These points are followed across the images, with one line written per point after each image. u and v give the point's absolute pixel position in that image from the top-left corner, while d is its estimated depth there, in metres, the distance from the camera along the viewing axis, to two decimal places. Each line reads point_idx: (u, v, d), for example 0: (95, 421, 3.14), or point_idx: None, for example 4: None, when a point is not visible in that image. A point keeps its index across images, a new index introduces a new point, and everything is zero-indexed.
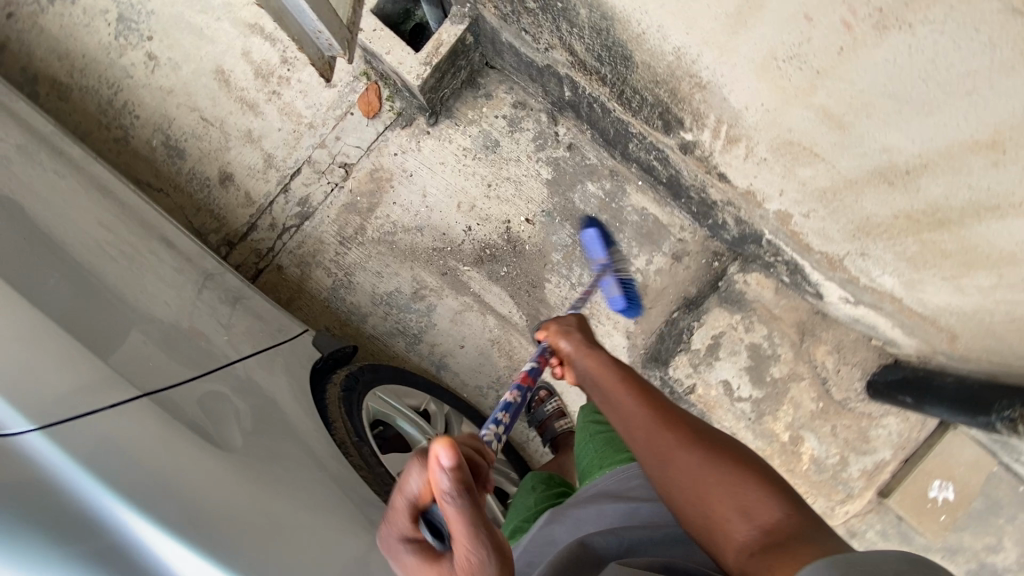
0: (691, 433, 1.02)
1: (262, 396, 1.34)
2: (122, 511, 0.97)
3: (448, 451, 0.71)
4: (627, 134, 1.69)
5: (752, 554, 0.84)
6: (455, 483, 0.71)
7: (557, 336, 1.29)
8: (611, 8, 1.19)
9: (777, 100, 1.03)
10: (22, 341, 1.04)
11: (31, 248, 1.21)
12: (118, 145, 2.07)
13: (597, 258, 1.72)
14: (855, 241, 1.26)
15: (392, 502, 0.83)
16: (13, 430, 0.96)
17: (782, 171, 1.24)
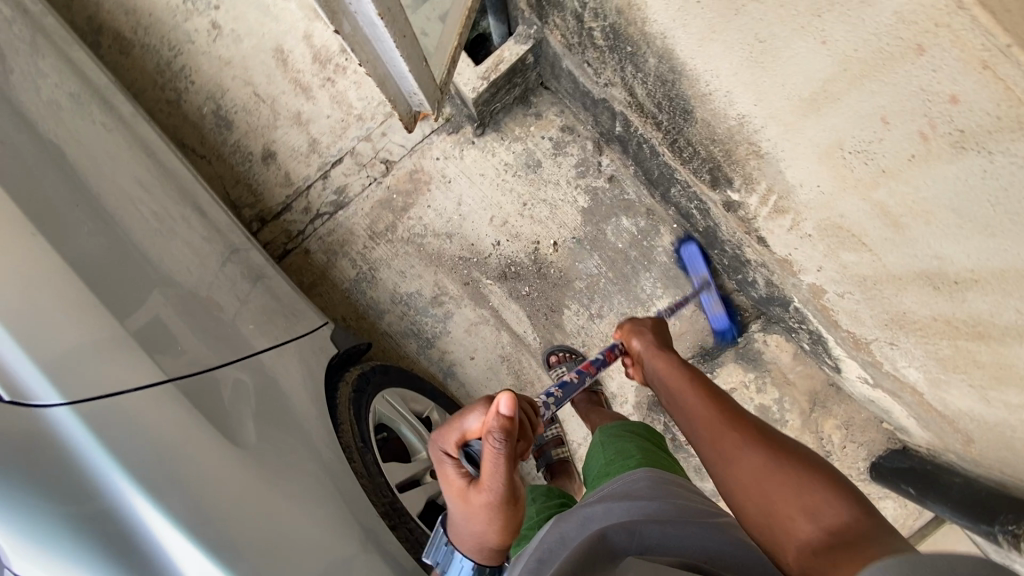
0: (758, 436, 1.08)
1: (273, 387, 1.27)
2: (126, 489, 0.93)
3: (508, 404, 0.90)
4: (671, 178, 1.67)
5: (813, 547, 0.85)
6: (502, 431, 0.90)
7: (631, 335, 1.49)
8: (683, 63, 1.18)
9: (836, 186, 1.02)
10: (40, 284, 0.97)
11: (62, 182, 1.13)
12: (170, 107, 2.09)
13: (699, 275, 1.92)
14: (886, 330, 1.25)
15: (451, 422, 1.07)
16: (23, 376, 0.91)
17: (824, 250, 1.23)
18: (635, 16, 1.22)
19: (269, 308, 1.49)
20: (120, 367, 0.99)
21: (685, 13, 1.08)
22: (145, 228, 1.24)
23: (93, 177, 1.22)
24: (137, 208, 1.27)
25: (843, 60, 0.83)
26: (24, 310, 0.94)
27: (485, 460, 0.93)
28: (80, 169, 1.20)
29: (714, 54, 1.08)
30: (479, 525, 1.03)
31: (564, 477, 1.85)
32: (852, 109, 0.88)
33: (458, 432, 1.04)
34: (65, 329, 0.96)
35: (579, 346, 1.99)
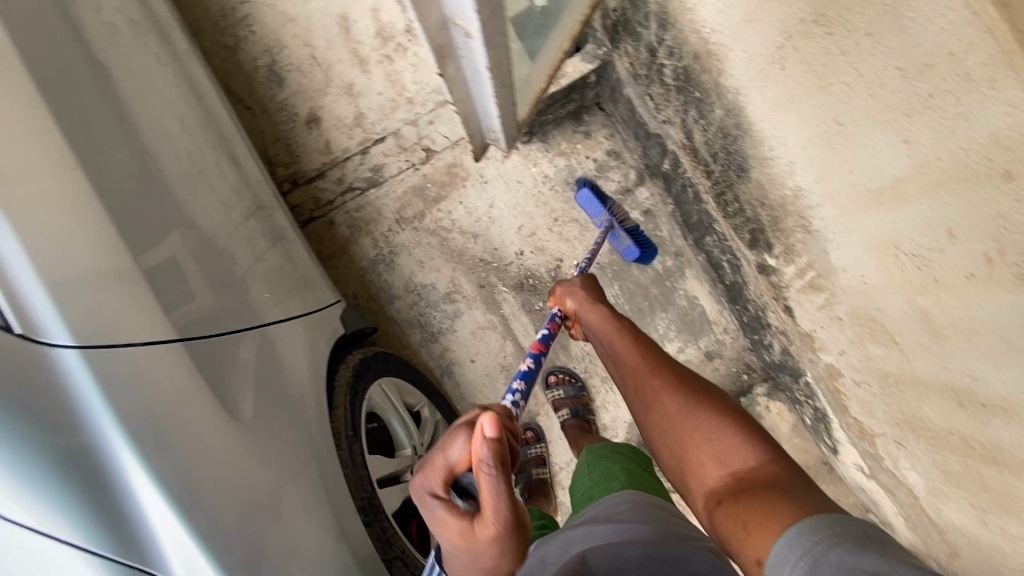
0: (678, 381, 1.01)
1: (275, 353, 1.20)
2: (107, 430, 0.84)
3: (491, 424, 0.80)
4: (709, 227, 1.65)
5: (720, 499, 0.84)
6: (494, 453, 0.81)
7: (562, 295, 1.37)
8: (750, 123, 1.16)
9: (881, 281, 1.00)
10: (59, 204, 0.92)
11: (98, 100, 1.08)
12: (225, 52, 2.07)
13: (597, 218, 1.82)
14: (896, 429, 1.22)
15: (430, 458, 0.93)
16: (26, 292, 0.85)
17: (852, 337, 1.21)
18: (712, 65, 1.19)
19: (285, 273, 1.47)
20: (126, 301, 0.92)
21: (764, 77, 1.06)
22: (176, 169, 1.21)
23: (134, 109, 1.17)
24: (175, 152, 1.24)
25: (921, 165, 0.83)
26: (27, 238, 0.87)
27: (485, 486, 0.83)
28: (124, 99, 1.16)
29: (785, 123, 1.06)
30: (488, 568, 0.91)
31: (542, 497, 1.84)
32: (919, 213, 0.86)
33: (445, 466, 0.91)
34: (68, 261, 0.89)
35: (579, 371, 1.97)
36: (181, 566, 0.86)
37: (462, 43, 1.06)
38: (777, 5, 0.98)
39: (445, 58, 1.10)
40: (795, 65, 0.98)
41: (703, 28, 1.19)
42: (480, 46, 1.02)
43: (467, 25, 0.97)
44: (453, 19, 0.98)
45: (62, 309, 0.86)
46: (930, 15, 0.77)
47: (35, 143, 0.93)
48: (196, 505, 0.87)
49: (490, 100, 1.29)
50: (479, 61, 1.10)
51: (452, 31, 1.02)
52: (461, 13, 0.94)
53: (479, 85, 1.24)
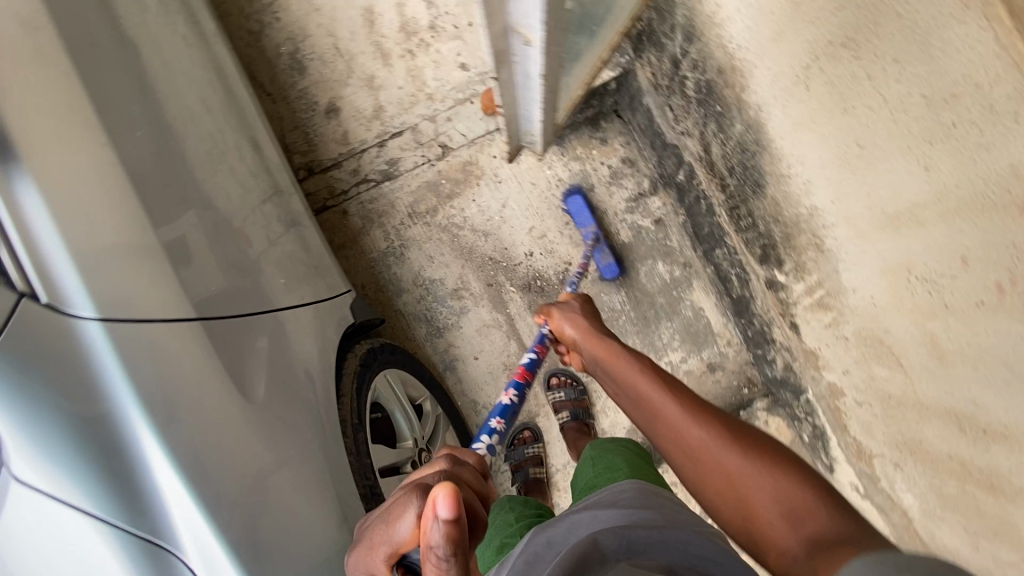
0: (722, 426, 0.91)
1: (287, 338, 1.19)
2: (122, 400, 0.85)
3: (446, 502, 0.60)
4: (720, 239, 1.65)
5: (798, 563, 0.72)
6: (446, 535, 0.60)
7: (560, 323, 1.29)
8: (771, 140, 1.18)
9: (891, 303, 1.01)
10: (86, 177, 0.93)
11: (128, 75, 1.09)
12: (250, 38, 2.09)
13: (585, 224, 1.95)
14: (895, 451, 1.23)
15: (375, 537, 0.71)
16: (50, 261, 0.87)
17: (857, 357, 1.22)
18: (736, 80, 1.21)
19: (299, 259, 1.48)
20: (145, 276, 0.93)
21: (789, 96, 1.07)
22: (199, 149, 1.22)
23: (160, 89, 1.18)
24: (198, 133, 1.25)
25: (939, 192, 0.83)
26: (56, 210, 0.88)
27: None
28: (152, 77, 1.17)
29: (806, 142, 1.07)
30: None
31: (538, 497, 1.86)
32: (934, 238, 0.87)
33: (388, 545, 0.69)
34: (94, 234, 0.90)
35: (581, 375, 1.98)
36: (189, 541, 0.86)
37: (519, 48, 1.14)
38: (806, 27, 0.98)
39: (502, 63, 1.18)
40: (820, 87, 0.99)
41: (729, 43, 1.19)
42: (541, 53, 1.10)
43: (530, 34, 1.05)
44: (516, 28, 1.06)
45: (84, 280, 0.87)
46: (960, 45, 0.75)
47: (67, 114, 0.94)
48: (206, 481, 0.88)
49: (538, 102, 1.37)
50: (536, 66, 1.17)
51: (512, 38, 1.11)
52: (525, 21, 1.02)
53: (530, 87, 1.32)
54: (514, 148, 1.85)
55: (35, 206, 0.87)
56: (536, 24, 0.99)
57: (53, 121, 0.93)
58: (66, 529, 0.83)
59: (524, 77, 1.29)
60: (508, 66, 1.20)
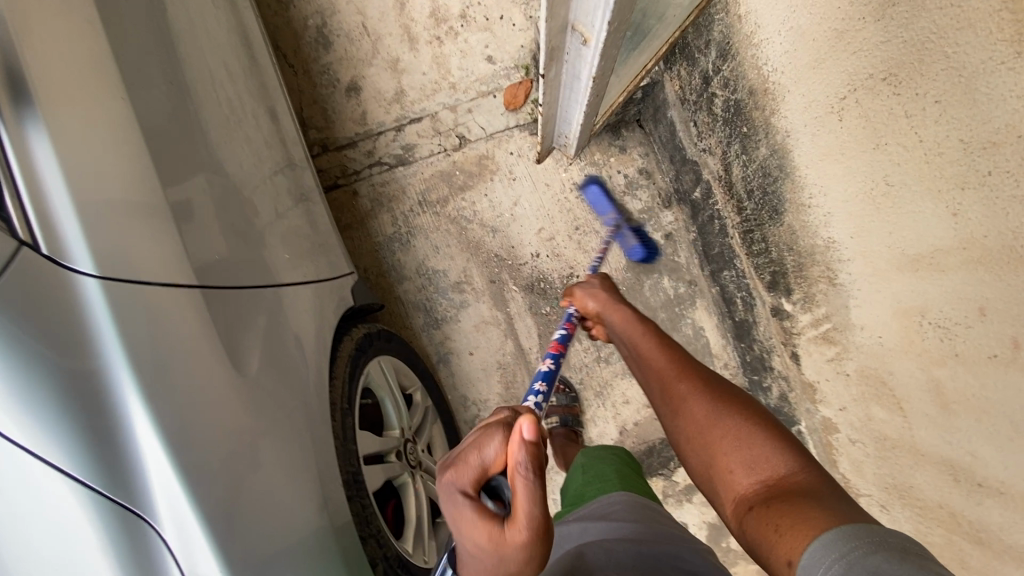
0: (705, 384, 0.99)
1: (285, 313, 1.17)
2: (113, 359, 0.83)
3: (531, 427, 0.75)
4: (729, 261, 1.60)
5: (749, 505, 0.82)
6: (533, 454, 0.75)
7: (584, 299, 1.33)
8: (795, 167, 1.16)
9: (899, 345, 1.00)
10: (99, 130, 0.91)
11: (151, 31, 1.07)
12: (277, 6, 2.07)
13: (618, 218, 1.91)
14: (882, 493, 1.22)
15: (461, 454, 0.81)
16: (55, 212, 0.84)
17: (856, 395, 1.21)
18: (766, 103, 1.19)
19: (304, 235, 1.46)
20: (149, 237, 0.92)
21: (820, 125, 1.05)
22: (215, 112, 1.19)
23: (183, 49, 1.16)
24: (216, 96, 1.23)
25: (964, 239, 0.82)
26: (66, 160, 0.86)
27: (520, 491, 0.75)
28: (175, 36, 1.14)
29: (831, 174, 1.06)
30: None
31: None
32: (952, 284, 0.86)
33: (477, 465, 0.80)
34: (101, 189, 0.88)
35: (574, 382, 1.96)
36: (168, 510, 0.84)
37: (573, 47, 1.22)
38: (847, 57, 0.96)
39: (552, 63, 1.25)
40: (854, 119, 0.97)
41: (765, 66, 1.17)
42: (594, 55, 1.17)
43: (586, 33, 1.13)
44: (575, 26, 1.14)
45: (88, 235, 0.86)
46: (1006, 93, 0.72)
47: (86, 63, 0.92)
48: (191, 451, 0.86)
49: (578, 107, 1.43)
50: (586, 69, 1.25)
51: (570, 36, 1.18)
52: (586, 20, 1.10)
53: (574, 91, 1.38)
54: (546, 152, 1.90)
55: (45, 153, 0.85)
56: (596, 22, 1.07)
57: (68, 69, 0.90)
58: (42, 486, 0.81)
59: (570, 82, 1.36)
60: (558, 66, 1.27)
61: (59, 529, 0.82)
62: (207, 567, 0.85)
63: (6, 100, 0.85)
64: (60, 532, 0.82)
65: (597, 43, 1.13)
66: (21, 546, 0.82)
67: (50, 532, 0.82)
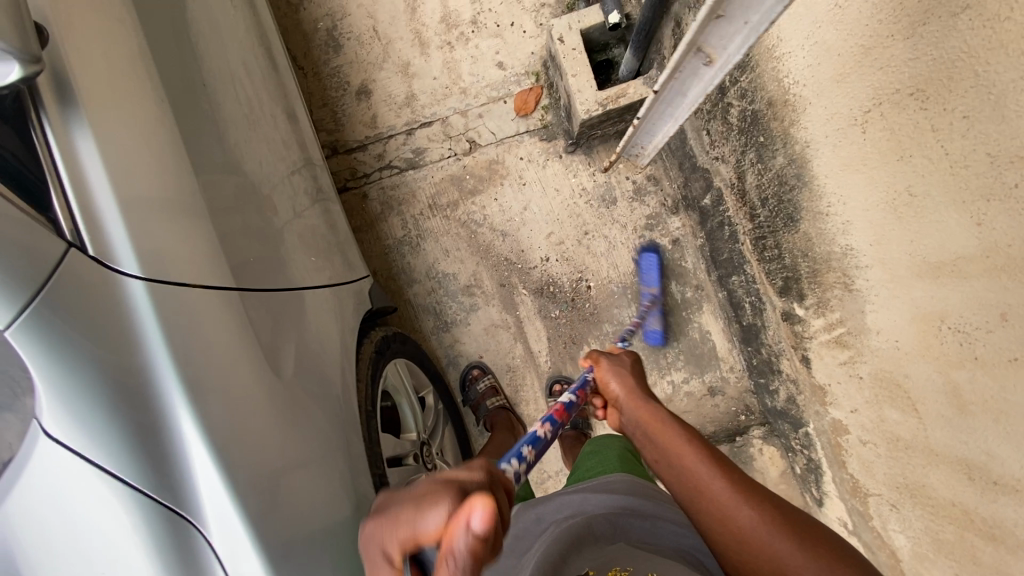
0: (767, 505, 0.92)
1: (311, 313, 1.17)
2: (159, 360, 0.83)
3: (484, 517, 0.55)
4: (738, 266, 1.63)
5: None
6: (474, 551, 0.56)
7: (609, 376, 1.28)
8: (813, 176, 1.20)
9: (916, 349, 1.04)
10: (137, 130, 0.91)
11: (174, 31, 1.07)
12: (288, 9, 2.11)
13: (648, 286, 1.92)
14: (894, 491, 1.26)
15: (396, 510, 0.64)
16: (99, 214, 0.84)
17: (869, 397, 1.25)
18: (785, 114, 1.24)
19: (322, 234, 1.46)
20: (188, 239, 0.92)
21: (841, 136, 1.09)
22: (236, 113, 1.20)
23: (205, 53, 1.16)
24: (236, 95, 1.23)
25: (988, 247, 0.86)
26: (110, 162, 0.86)
27: None
28: (196, 37, 1.14)
29: (851, 183, 1.10)
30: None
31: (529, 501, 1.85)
32: (973, 291, 0.90)
33: (408, 532, 0.62)
34: (143, 190, 0.88)
35: None
36: (212, 511, 0.84)
37: (690, 66, 1.20)
38: (874, 72, 1.00)
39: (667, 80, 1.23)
40: (878, 132, 1.02)
41: (786, 78, 1.21)
42: (716, 74, 1.18)
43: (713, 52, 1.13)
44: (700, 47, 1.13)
45: (133, 236, 0.86)
46: None
47: (125, 68, 0.92)
48: (234, 454, 0.86)
49: (668, 123, 1.43)
50: (699, 88, 1.24)
51: (694, 56, 1.17)
52: (718, 43, 1.10)
53: (668, 108, 1.38)
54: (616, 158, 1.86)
55: (89, 154, 0.85)
56: (736, 42, 1.08)
57: (107, 71, 0.90)
58: (90, 489, 0.80)
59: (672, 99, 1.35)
60: (669, 84, 1.25)
61: (104, 532, 0.81)
62: (249, 567, 0.85)
63: (50, 100, 0.85)
64: (105, 535, 0.81)
65: (726, 63, 1.14)
66: (62, 551, 0.81)
67: (95, 537, 0.81)
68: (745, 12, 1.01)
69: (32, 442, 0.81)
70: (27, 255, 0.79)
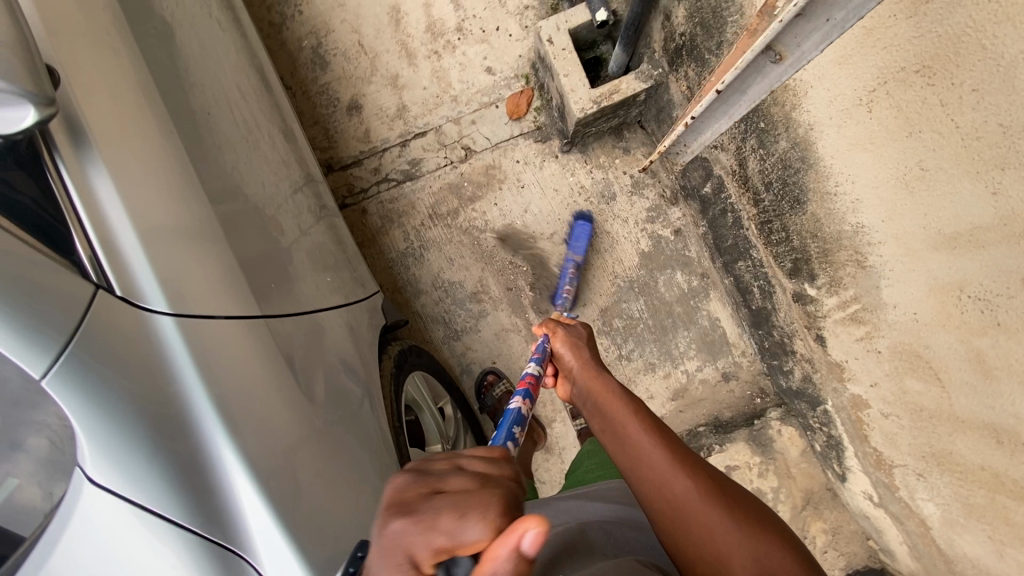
0: (705, 475, 0.91)
1: (331, 332, 1.17)
2: (197, 393, 0.82)
3: (536, 539, 0.50)
4: (744, 251, 1.65)
5: None
6: (517, 573, 0.50)
7: (563, 343, 1.25)
8: (819, 158, 1.22)
9: (935, 320, 1.07)
10: (150, 167, 0.91)
11: (168, 63, 1.06)
12: (271, 29, 2.10)
13: (574, 251, 1.94)
14: (920, 461, 1.27)
15: (423, 507, 0.56)
16: (127, 254, 0.84)
17: (889, 370, 1.26)
18: (787, 99, 1.26)
19: (330, 250, 1.44)
20: (212, 270, 0.91)
21: (847, 117, 1.11)
22: (235, 138, 1.19)
23: (204, 84, 1.16)
24: (232, 117, 1.22)
25: (1006, 217, 0.88)
26: (130, 201, 0.86)
27: None
28: (190, 67, 1.14)
29: (860, 162, 1.12)
30: None
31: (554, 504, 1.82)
32: (992, 260, 0.92)
33: (438, 539, 0.54)
34: (163, 226, 0.88)
35: None
36: (262, 542, 0.83)
37: (755, 63, 1.10)
38: (877, 54, 1.02)
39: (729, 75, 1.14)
40: (885, 111, 1.04)
41: None
42: (785, 71, 1.08)
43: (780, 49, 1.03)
44: (768, 45, 1.03)
45: (161, 273, 0.85)
46: None
47: (131, 107, 0.92)
48: (280, 484, 0.85)
49: (727, 117, 1.32)
50: (764, 83, 1.14)
51: (761, 53, 1.06)
52: (791, 38, 1.00)
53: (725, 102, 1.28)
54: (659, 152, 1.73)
55: (110, 194, 0.85)
56: (813, 39, 0.97)
57: (115, 112, 0.90)
58: (141, 533, 0.80)
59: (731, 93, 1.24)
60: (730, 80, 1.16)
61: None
62: None
63: (65, 144, 0.84)
64: None
65: (798, 61, 1.03)
66: None
67: None
68: (826, 8, 0.90)
69: (77, 491, 0.80)
70: (55, 299, 0.78)
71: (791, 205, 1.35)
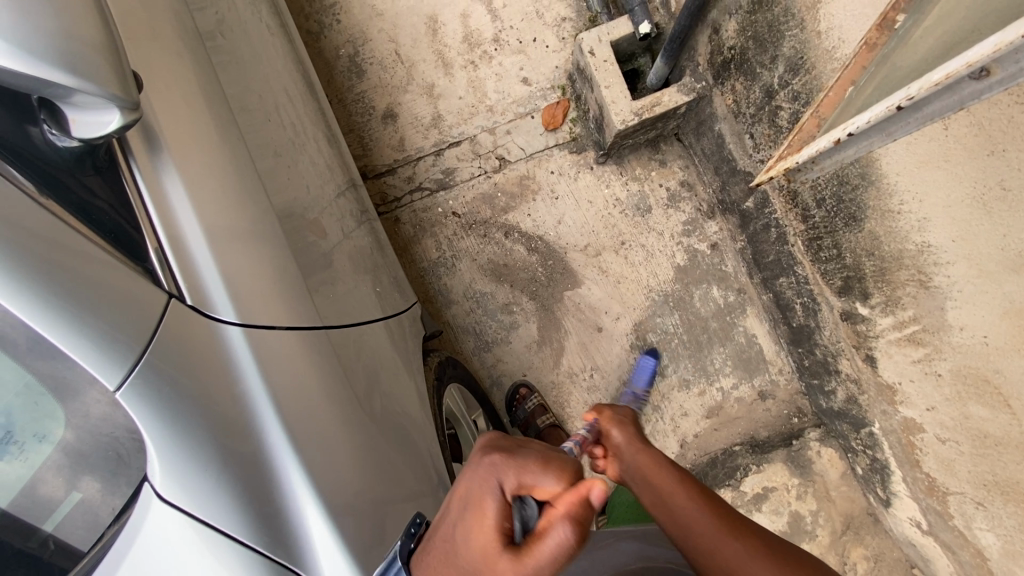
0: (777, 556, 0.91)
1: (381, 338, 1.16)
2: (260, 403, 0.84)
3: (601, 492, 0.70)
4: (787, 267, 1.60)
5: None
6: (581, 517, 0.70)
7: (610, 423, 1.14)
8: (881, 175, 1.22)
9: (1010, 344, 1.08)
10: (219, 177, 0.92)
11: (225, 69, 1.07)
12: (309, 37, 2.11)
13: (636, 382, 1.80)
14: (980, 489, 1.23)
15: (515, 451, 0.80)
16: (195, 266, 0.85)
17: (950, 394, 1.23)
18: None
19: (375, 256, 1.44)
20: (274, 278, 0.92)
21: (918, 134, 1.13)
22: (288, 142, 1.19)
23: (261, 92, 1.17)
24: (282, 120, 1.22)
25: None
26: (200, 213, 0.88)
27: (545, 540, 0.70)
28: (245, 72, 1.14)
29: (929, 180, 1.13)
30: None
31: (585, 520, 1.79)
32: None
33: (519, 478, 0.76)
34: (231, 237, 0.90)
35: None
36: (324, 551, 0.84)
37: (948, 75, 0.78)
38: None
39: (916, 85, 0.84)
40: (965, 128, 1.05)
41: None
42: (986, 93, 0.75)
43: (996, 62, 0.72)
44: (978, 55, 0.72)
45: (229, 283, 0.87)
46: None
47: (200, 117, 0.94)
48: (339, 495, 0.87)
49: (878, 141, 0.96)
50: (951, 105, 0.80)
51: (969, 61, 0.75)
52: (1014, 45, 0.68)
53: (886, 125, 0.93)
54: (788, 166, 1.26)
55: (183, 208, 0.87)
56: None
57: (184, 122, 0.91)
58: (206, 550, 0.81)
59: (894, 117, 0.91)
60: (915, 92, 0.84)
61: None
62: None
63: (139, 160, 0.86)
64: None
65: (1010, 81, 0.71)
66: None
67: None
68: None
69: (145, 507, 0.82)
70: (130, 313, 0.79)
71: (847, 221, 1.32)
